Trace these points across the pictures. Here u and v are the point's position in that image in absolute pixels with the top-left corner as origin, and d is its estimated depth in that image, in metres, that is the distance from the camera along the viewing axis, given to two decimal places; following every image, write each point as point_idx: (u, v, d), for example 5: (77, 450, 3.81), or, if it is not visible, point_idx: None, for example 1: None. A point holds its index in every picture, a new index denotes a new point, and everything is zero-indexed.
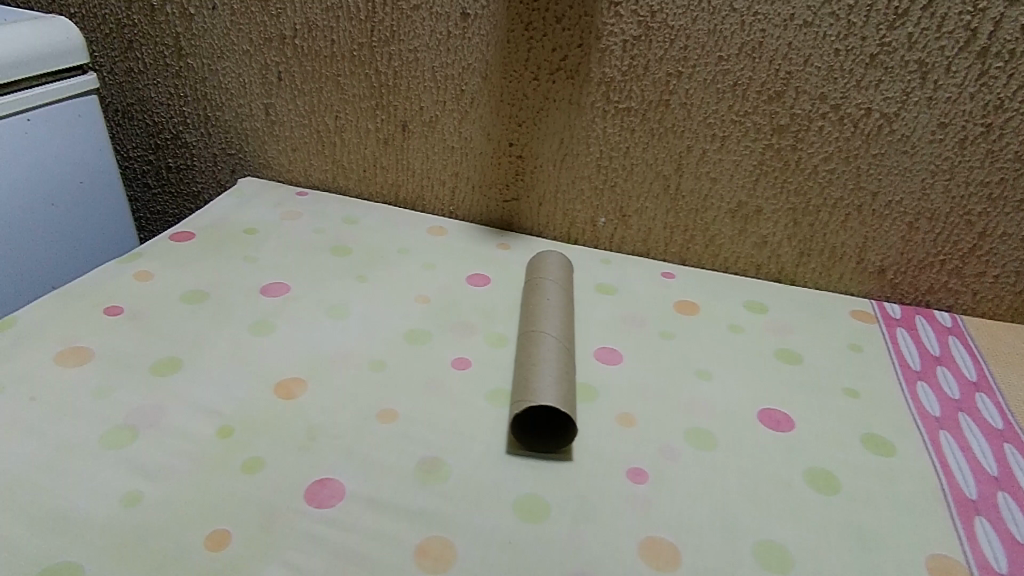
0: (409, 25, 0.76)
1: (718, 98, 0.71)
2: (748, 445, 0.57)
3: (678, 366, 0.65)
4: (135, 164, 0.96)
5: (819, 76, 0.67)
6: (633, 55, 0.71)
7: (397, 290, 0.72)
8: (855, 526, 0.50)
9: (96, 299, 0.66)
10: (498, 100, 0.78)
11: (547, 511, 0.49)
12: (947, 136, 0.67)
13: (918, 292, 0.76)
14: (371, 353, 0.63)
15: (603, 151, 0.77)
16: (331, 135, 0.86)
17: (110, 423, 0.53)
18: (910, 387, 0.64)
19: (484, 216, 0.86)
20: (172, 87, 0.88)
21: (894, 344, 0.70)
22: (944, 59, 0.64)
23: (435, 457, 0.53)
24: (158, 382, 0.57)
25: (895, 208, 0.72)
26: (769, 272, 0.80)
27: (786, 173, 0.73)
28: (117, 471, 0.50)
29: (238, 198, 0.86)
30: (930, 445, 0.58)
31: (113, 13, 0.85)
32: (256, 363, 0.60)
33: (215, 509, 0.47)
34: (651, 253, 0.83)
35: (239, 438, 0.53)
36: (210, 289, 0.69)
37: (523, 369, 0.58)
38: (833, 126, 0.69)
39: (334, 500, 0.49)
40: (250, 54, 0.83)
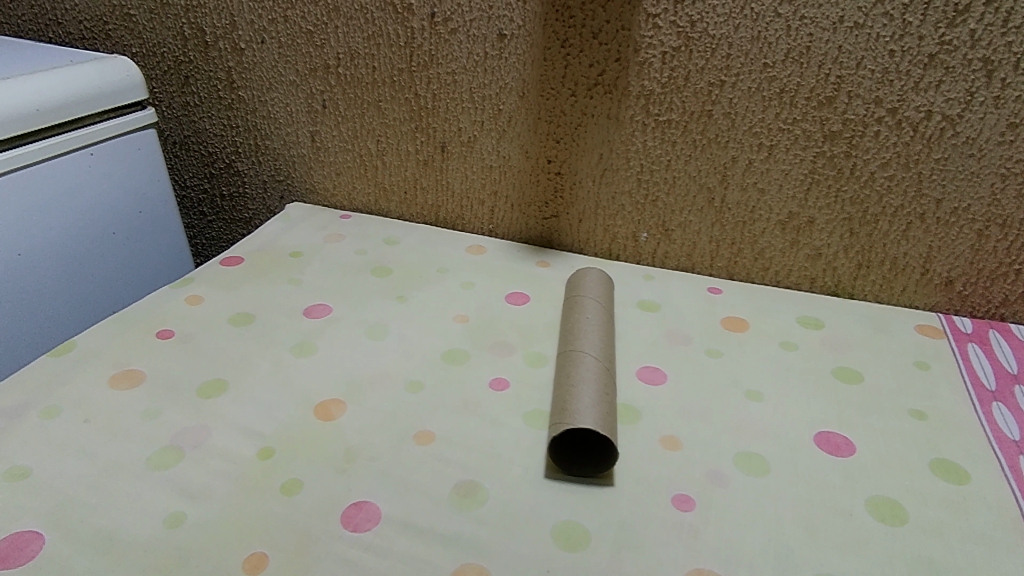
0: (447, 48, 0.77)
1: (764, 106, 0.68)
2: (803, 470, 0.53)
3: (726, 386, 0.62)
4: (191, 193, 1.00)
5: (873, 79, 0.64)
6: (673, 67, 0.69)
7: (437, 310, 0.72)
8: (926, 561, 0.46)
9: (150, 323, 0.69)
10: (536, 118, 0.77)
11: (587, 539, 0.47)
12: (1018, 137, 0.63)
13: (991, 304, 0.71)
14: (410, 374, 0.63)
15: (643, 164, 0.76)
16: (373, 159, 0.88)
17: (157, 444, 0.55)
18: (984, 408, 0.59)
19: (524, 234, 0.85)
20: (225, 119, 0.92)
21: (964, 361, 0.65)
22: (1012, 56, 0.60)
23: (471, 480, 0.52)
24: (204, 404, 0.59)
25: (962, 214, 0.67)
26: (823, 285, 0.76)
27: (839, 181, 0.70)
28: (162, 491, 0.51)
29: (285, 223, 0.89)
30: (1009, 471, 0.53)
31: (170, 51, 0.89)
32: (298, 384, 0.61)
33: (253, 531, 0.48)
34: (697, 268, 0.80)
35: (279, 459, 0.54)
36: (255, 312, 0.71)
37: (561, 391, 0.57)
38: (890, 131, 0.66)
39: (369, 524, 0.48)
40: (297, 84, 0.86)
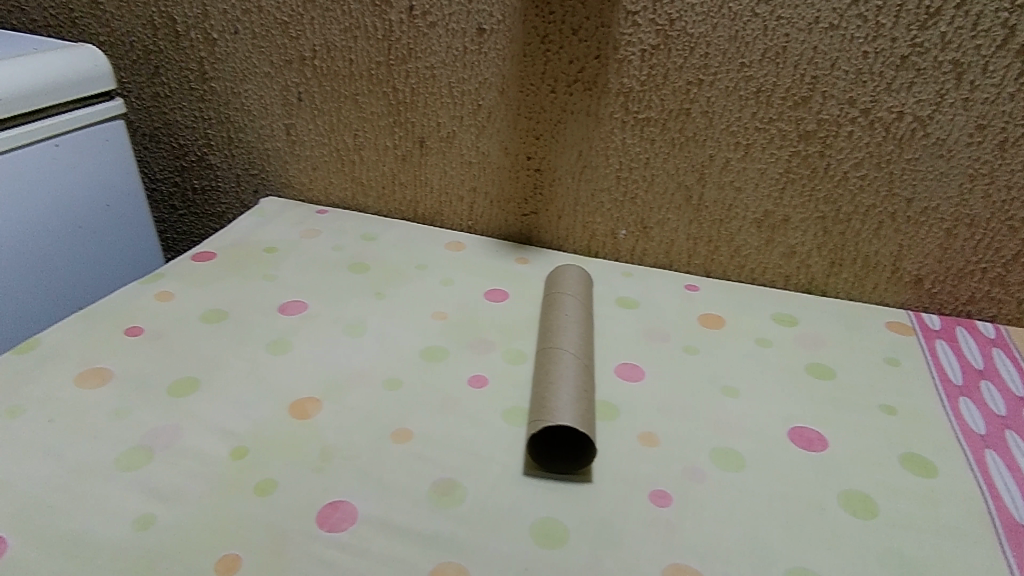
0: (425, 42, 0.76)
1: (741, 105, 0.69)
2: (778, 465, 0.54)
3: (703, 383, 0.62)
4: (162, 186, 0.98)
5: (847, 80, 0.65)
6: (652, 65, 0.70)
7: (415, 307, 0.72)
8: (897, 554, 0.47)
9: (119, 319, 0.67)
10: (515, 114, 0.77)
11: (566, 536, 0.47)
12: (985, 139, 0.64)
13: (959, 301, 0.72)
14: (388, 372, 0.62)
15: (622, 162, 0.76)
16: (350, 153, 0.86)
17: (127, 444, 0.53)
18: (952, 403, 0.61)
19: (503, 230, 0.85)
20: (197, 111, 0.90)
21: (933, 357, 0.67)
22: (980, 59, 0.61)
23: (450, 478, 0.51)
24: (175, 402, 0.58)
25: (931, 214, 0.69)
26: (798, 282, 0.77)
27: (814, 180, 0.71)
28: (131, 493, 0.50)
29: (260, 218, 0.87)
30: (975, 465, 0.54)
31: (140, 40, 0.87)
32: (273, 382, 0.60)
33: (227, 532, 0.47)
34: (674, 265, 0.80)
35: (253, 459, 0.53)
36: (229, 308, 0.70)
37: (540, 388, 0.56)
38: (863, 131, 0.67)
39: (346, 524, 0.48)
40: (271, 76, 0.84)
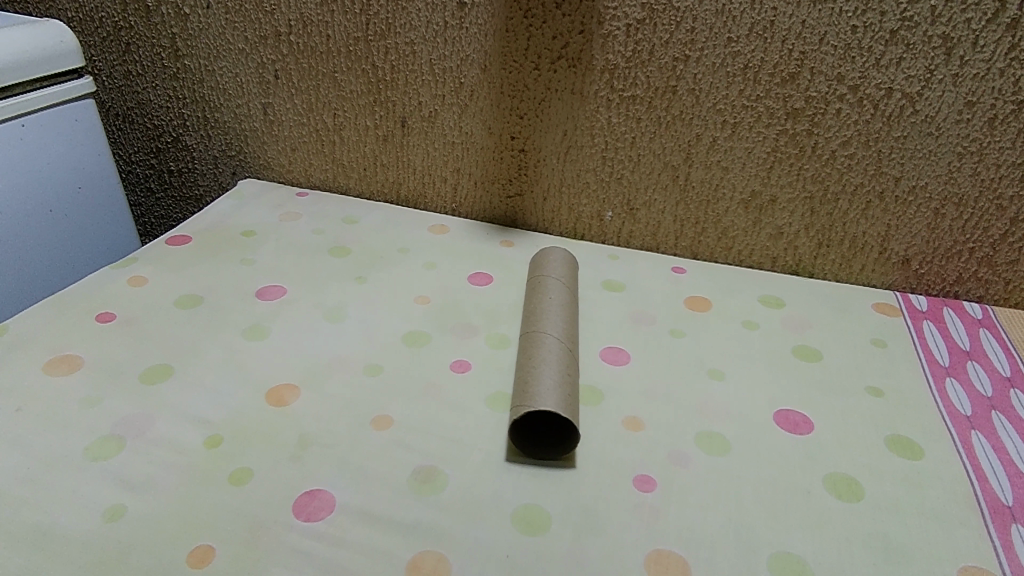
0: (405, 17, 0.74)
1: (728, 82, 0.67)
2: (764, 449, 0.53)
3: (689, 366, 0.62)
4: (137, 168, 0.95)
5: (835, 55, 0.64)
6: (637, 40, 0.68)
7: (397, 291, 0.70)
8: (882, 537, 0.47)
9: (89, 305, 0.65)
10: (498, 92, 0.75)
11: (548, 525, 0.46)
12: (975, 116, 0.63)
13: (946, 282, 0.72)
14: (369, 358, 0.61)
15: (608, 141, 0.74)
16: (330, 133, 0.84)
17: (97, 433, 0.52)
18: (938, 385, 0.60)
19: (488, 213, 0.83)
20: (170, 90, 0.87)
21: (920, 338, 0.66)
22: (970, 33, 0.60)
23: (431, 465, 0.50)
24: (148, 390, 0.56)
25: (919, 193, 0.68)
26: (786, 264, 0.76)
27: (801, 160, 0.69)
28: (102, 483, 0.48)
29: (237, 200, 0.85)
30: (961, 446, 0.54)
31: (109, 16, 0.84)
32: (250, 369, 0.59)
33: (200, 523, 0.46)
34: (661, 247, 0.79)
35: (228, 448, 0.51)
36: (204, 293, 0.68)
37: (523, 372, 0.55)
38: (852, 108, 0.66)
39: (323, 513, 0.47)
40: (246, 52, 0.81)
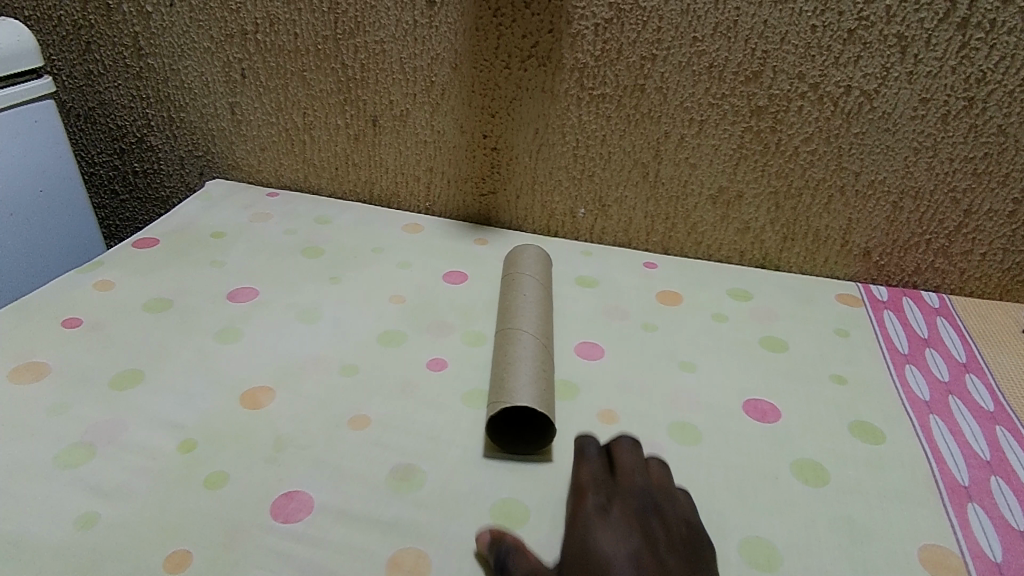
0: (374, 16, 0.73)
1: (694, 80, 0.69)
2: (734, 438, 0.55)
3: (661, 359, 0.63)
4: (100, 170, 0.93)
5: (796, 55, 0.65)
6: (605, 39, 0.69)
7: (371, 290, 0.70)
8: (846, 519, 0.48)
9: (54, 311, 0.64)
10: (469, 91, 0.75)
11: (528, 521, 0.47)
12: (929, 112, 0.66)
13: (905, 273, 0.75)
14: (344, 358, 0.61)
15: (579, 139, 0.75)
16: (300, 133, 0.83)
17: (65, 441, 0.51)
18: (898, 371, 0.63)
19: (461, 211, 0.83)
20: (134, 89, 0.85)
21: (881, 327, 0.69)
22: (923, 32, 0.62)
23: (409, 463, 0.51)
24: (117, 396, 0.55)
25: (878, 187, 0.70)
26: (753, 258, 0.78)
27: (766, 156, 0.71)
28: (73, 491, 0.47)
29: (205, 201, 0.83)
30: (920, 430, 0.56)
31: (68, 15, 0.82)
32: (223, 372, 0.58)
33: (175, 528, 0.45)
34: (633, 243, 0.81)
35: (202, 451, 0.51)
36: (174, 296, 0.67)
37: (499, 369, 0.56)
38: (813, 106, 0.68)
39: (302, 514, 0.47)
40: (212, 51, 0.80)
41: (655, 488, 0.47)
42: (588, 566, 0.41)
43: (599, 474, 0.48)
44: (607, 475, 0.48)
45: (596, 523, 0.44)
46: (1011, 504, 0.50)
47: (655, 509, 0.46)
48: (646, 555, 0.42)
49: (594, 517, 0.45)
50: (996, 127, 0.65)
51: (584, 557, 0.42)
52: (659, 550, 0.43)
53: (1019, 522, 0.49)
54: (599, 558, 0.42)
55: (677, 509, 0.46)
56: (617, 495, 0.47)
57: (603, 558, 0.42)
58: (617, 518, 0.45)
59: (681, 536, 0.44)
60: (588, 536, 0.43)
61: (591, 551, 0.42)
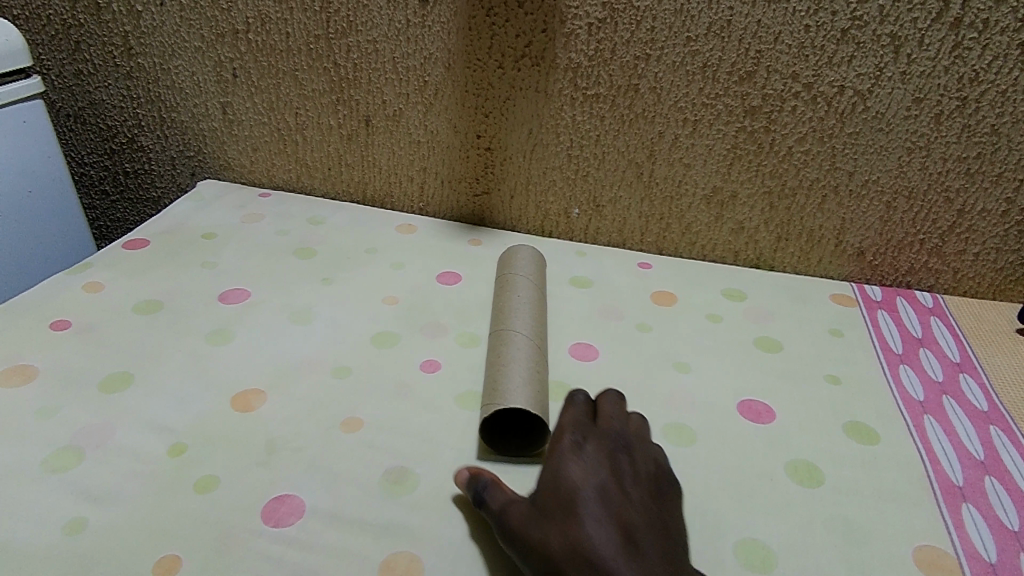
0: (366, 15, 0.73)
1: (688, 80, 0.69)
2: (729, 439, 0.54)
3: (656, 359, 0.63)
4: (90, 170, 0.92)
5: (789, 55, 0.65)
6: (599, 39, 0.68)
7: (364, 291, 0.70)
8: (841, 520, 0.48)
9: (43, 313, 0.63)
10: (463, 91, 0.75)
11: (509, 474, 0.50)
12: (922, 112, 0.66)
13: (899, 273, 0.75)
14: (337, 360, 0.60)
15: (573, 140, 0.75)
16: (292, 133, 0.83)
17: (54, 445, 0.50)
18: (893, 371, 0.63)
19: (455, 211, 0.83)
20: (124, 89, 0.84)
21: (875, 326, 0.69)
22: (916, 32, 0.62)
23: (402, 466, 0.50)
24: (107, 399, 0.54)
25: (872, 187, 0.70)
26: (747, 258, 0.78)
27: (759, 156, 0.71)
28: (61, 496, 0.47)
29: (197, 202, 0.83)
30: (915, 430, 0.56)
31: (57, 14, 0.81)
32: (214, 375, 0.58)
33: (164, 533, 0.45)
34: (627, 244, 0.80)
35: (193, 455, 0.50)
36: (165, 298, 0.66)
37: (493, 370, 0.56)
38: (807, 106, 0.67)
39: (293, 518, 0.46)
40: (203, 51, 0.79)
41: (629, 433, 0.49)
42: (558, 492, 0.43)
43: (579, 417, 0.50)
44: (587, 419, 0.50)
45: (570, 455, 0.46)
46: (1006, 504, 0.50)
47: (626, 449, 0.48)
48: (614, 485, 0.44)
49: (569, 451, 0.46)
50: (989, 127, 0.65)
51: (555, 485, 0.44)
52: (626, 483, 0.45)
53: (1014, 522, 0.49)
54: (569, 484, 0.43)
55: (647, 451, 0.48)
56: (593, 434, 0.48)
57: (572, 485, 0.43)
58: (591, 451, 0.46)
59: (648, 474, 0.46)
60: (561, 466, 0.45)
61: (562, 479, 0.44)
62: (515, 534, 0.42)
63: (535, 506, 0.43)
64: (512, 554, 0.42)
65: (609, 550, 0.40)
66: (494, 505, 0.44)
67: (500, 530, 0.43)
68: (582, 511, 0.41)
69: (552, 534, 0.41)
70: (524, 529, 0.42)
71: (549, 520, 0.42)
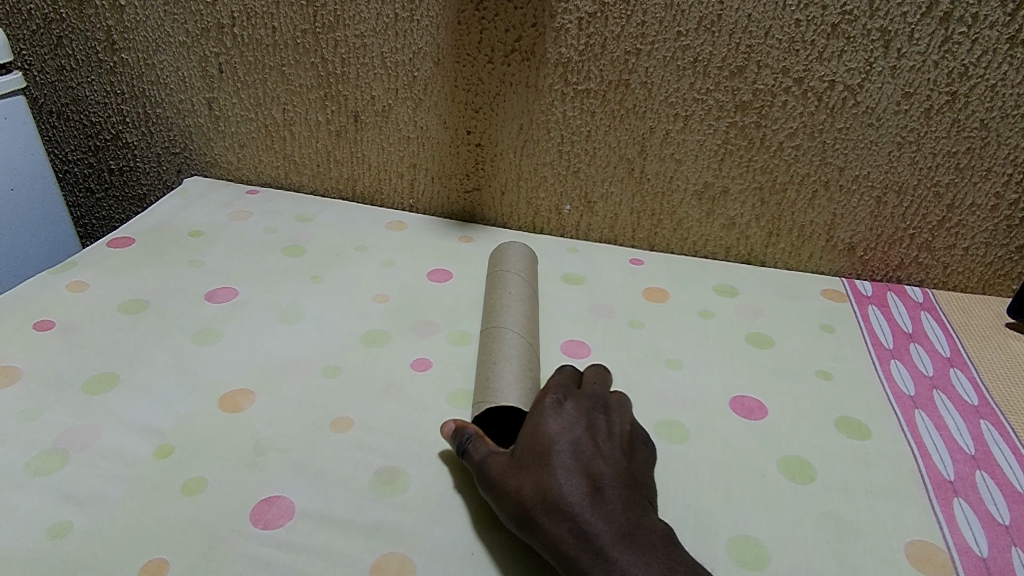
0: (354, 9, 0.72)
1: (679, 75, 0.68)
2: (721, 436, 0.54)
3: (648, 356, 0.62)
4: (74, 168, 0.91)
5: (780, 49, 0.65)
6: (589, 34, 0.68)
7: (354, 290, 0.69)
8: (833, 516, 0.48)
9: (25, 314, 0.62)
10: (452, 86, 0.74)
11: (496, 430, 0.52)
12: (912, 106, 0.66)
13: (889, 268, 0.75)
14: (326, 359, 0.60)
15: (564, 135, 0.74)
16: (280, 129, 0.82)
17: (37, 448, 0.49)
18: (884, 367, 0.63)
19: (446, 208, 0.82)
20: (108, 85, 0.83)
21: (865, 321, 0.69)
22: (906, 26, 0.62)
23: (393, 466, 0.50)
24: (92, 401, 0.53)
25: (862, 181, 0.70)
26: (738, 253, 0.78)
27: (750, 151, 0.71)
28: (45, 500, 0.46)
29: (183, 200, 0.82)
30: (905, 425, 0.56)
31: (38, 8, 0.79)
32: (201, 375, 0.57)
33: (151, 537, 0.44)
34: (619, 240, 0.80)
35: (180, 457, 0.49)
36: (151, 298, 0.65)
37: (484, 368, 0.56)
38: (797, 101, 0.67)
39: (282, 520, 0.45)
40: (188, 46, 0.78)
41: (609, 396, 0.51)
42: (534, 445, 0.45)
43: (564, 382, 0.52)
44: (571, 383, 0.52)
45: (549, 411, 0.47)
46: (996, 498, 0.50)
47: (604, 409, 0.49)
48: (589, 440, 0.45)
49: (549, 408, 0.48)
50: (978, 121, 0.65)
51: (532, 438, 0.45)
52: (601, 439, 0.46)
53: (1004, 516, 0.49)
54: (545, 438, 0.45)
55: (624, 414, 0.50)
56: (574, 395, 0.50)
57: (548, 439, 0.45)
58: (570, 409, 0.48)
59: (622, 433, 0.48)
60: (539, 421, 0.46)
61: (539, 433, 0.46)
62: (491, 480, 0.44)
63: (512, 455, 0.45)
64: (488, 498, 0.45)
65: (575, 498, 0.41)
66: (475, 454, 0.47)
67: (479, 477, 0.45)
68: (554, 462, 0.43)
69: (525, 483, 0.43)
70: (500, 476, 0.44)
71: (523, 469, 0.44)
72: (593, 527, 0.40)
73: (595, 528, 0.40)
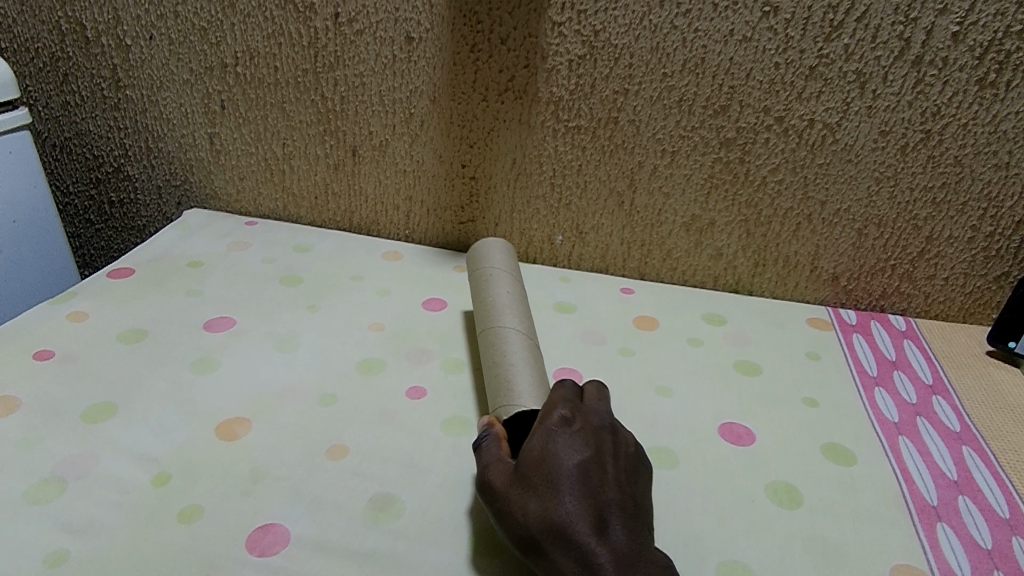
0: (353, 50, 0.75)
1: (665, 113, 0.71)
2: (710, 461, 0.55)
3: (639, 383, 0.64)
4: (75, 199, 0.92)
5: (761, 90, 0.68)
6: (579, 74, 0.71)
7: (350, 319, 0.70)
8: (820, 540, 0.49)
9: (25, 343, 0.62)
10: (448, 122, 0.77)
11: (507, 435, 0.52)
12: (888, 144, 0.69)
13: (872, 297, 0.77)
14: (322, 387, 0.61)
15: (556, 169, 0.77)
16: (279, 163, 0.84)
17: (34, 477, 0.50)
18: (868, 393, 0.64)
19: (441, 239, 0.84)
20: (112, 120, 0.85)
21: (849, 349, 0.71)
22: (880, 69, 0.65)
23: (388, 493, 0.51)
24: (90, 429, 0.54)
25: (843, 215, 0.73)
26: (726, 283, 0.80)
27: (735, 186, 0.74)
28: (41, 529, 0.46)
29: (182, 231, 0.83)
30: (889, 451, 0.58)
31: (46, 47, 0.82)
32: (199, 404, 0.57)
33: (145, 565, 0.44)
34: (610, 269, 0.82)
35: (177, 485, 0.50)
36: (150, 327, 0.66)
37: (497, 376, 0.57)
38: (779, 138, 0.70)
39: (278, 547, 0.46)
40: (191, 83, 0.81)
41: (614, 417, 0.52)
42: (542, 465, 0.46)
43: (568, 390, 0.53)
44: (576, 398, 0.52)
45: (558, 430, 0.48)
46: (978, 522, 0.51)
47: (611, 430, 0.50)
48: (596, 462, 0.46)
49: (558, 426, 0.48)
50: (952, 158, 0.68)
51: (540, 458, 0.46)
52: (607, 461, 0.47)
53: (986, 540, 0.50)
54: (553, 459, 0.46)
55: (629, 437, 0.51)
56: (582, 413, 0.51)
57: (557, 460, 0.45)
58: (578, 429, 0.48)
59: (627, 457, 0.49)
60: (548, 440, 0.47)
61: (547, 454, 0.46)
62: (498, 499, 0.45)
63: (519, 473, 0.46)
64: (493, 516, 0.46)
65: (580, 524, 0.42)
66: (482, 467, 0.48)
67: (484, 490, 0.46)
68: (562, 485, 0.44)
69: (531, 505, 0.44)
70: (507, 496, 0.45)
71: (530, 491, 0.45)
72: (596, 555, 0.41)
73: (598, 556, 0.41)
